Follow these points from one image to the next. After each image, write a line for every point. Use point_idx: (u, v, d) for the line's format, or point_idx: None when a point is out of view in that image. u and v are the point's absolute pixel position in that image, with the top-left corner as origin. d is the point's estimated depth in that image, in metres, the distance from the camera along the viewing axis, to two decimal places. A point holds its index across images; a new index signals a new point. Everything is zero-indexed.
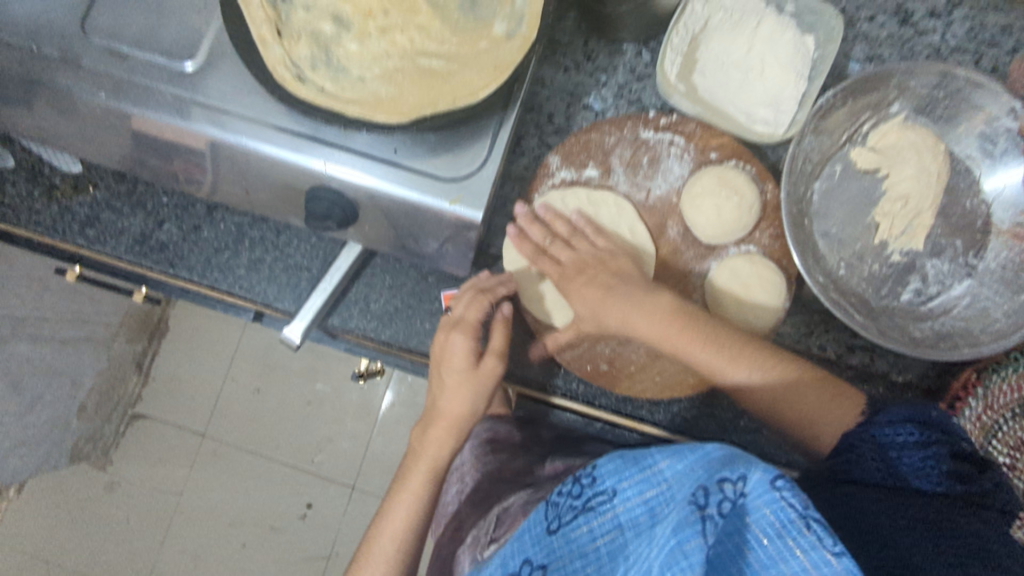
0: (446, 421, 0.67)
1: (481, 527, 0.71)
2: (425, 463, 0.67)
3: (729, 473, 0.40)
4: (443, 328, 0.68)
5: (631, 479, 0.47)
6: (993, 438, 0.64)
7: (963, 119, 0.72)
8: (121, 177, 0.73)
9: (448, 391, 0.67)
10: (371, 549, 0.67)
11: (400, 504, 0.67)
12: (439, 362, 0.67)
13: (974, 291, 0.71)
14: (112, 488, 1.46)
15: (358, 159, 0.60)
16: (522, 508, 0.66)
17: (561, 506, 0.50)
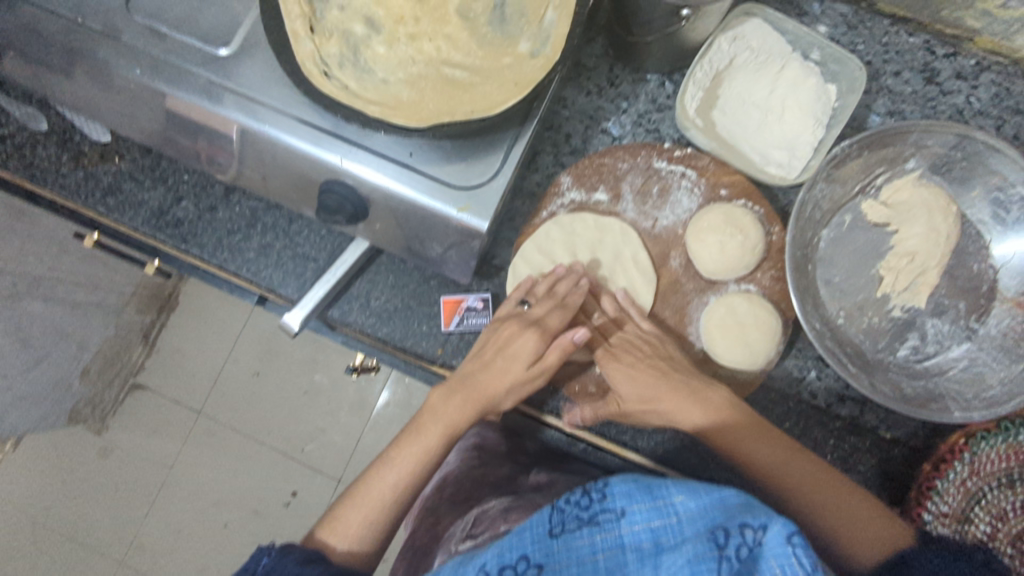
0: (482, 394, 0.65)
1: (456, 526, 0.70)
2: (444, 424, 0.64)
3: (752, 521, 0.43)
4: (513, 321, 0.68)
5: (641, 503, 0.48)
6: (977, 504, 0.66)
7: (978, 184, 0.72)
8: (146, 152, 0.76)
9: (491, 371, 0.65)
10: (364, 492, 0.61)
11: (406, 462, 0.62)
12: (500, 346, 0.67)
13: (973, 355, 0.70)
14: (105, 453, 1.48)
15: (374, 159, 0.62)
16: (501, 513, 0.65)
17: (567, 514, 0.50)
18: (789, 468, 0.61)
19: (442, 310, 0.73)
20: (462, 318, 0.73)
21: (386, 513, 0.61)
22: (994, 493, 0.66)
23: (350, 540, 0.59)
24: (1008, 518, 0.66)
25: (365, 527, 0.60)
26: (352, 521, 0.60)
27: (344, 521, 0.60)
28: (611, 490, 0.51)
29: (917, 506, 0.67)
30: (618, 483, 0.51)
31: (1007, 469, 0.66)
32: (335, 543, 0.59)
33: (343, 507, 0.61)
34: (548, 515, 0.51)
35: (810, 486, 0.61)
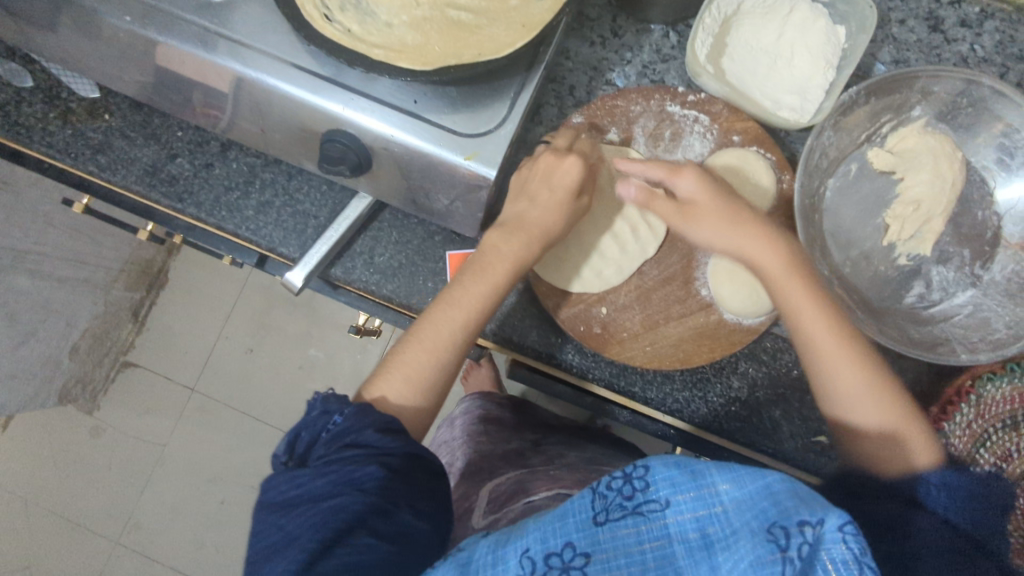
0: (540, 231, 0.65)
1: (471, 500, 0.70)
2: (509, 261, 0.64)
3: (807, 514, 0.36)
4: (546, 153, 0.67)
5: (686, 492, 0.42)
6: (982, 446, 0.65)
7: (983, 130, 0.72)
8: (137, 107, 0.73)
9: (544, 208, 0.66)
10: (432, 336, 0.62)
11: (472, 300, 0.63)
12: (543, 176, 0.66)
13: (977, 300, 0.71)
14: (98, 432, 1.46)
15: (377, 107, 0.60)
16: (519, 485, 0.67)
17: (609, 500, 0.45)
18: (847, 374, 0.60)
19: (447, 265, 0.72)
20: None
21: (454, 356, 0.62)
22: (999, 435, 0.65)
23: (418, 385, 0.61)
24: (1014, 458, 0.63)
25: (434, 371, 0.61)
26: (416, 366, 0.61)
27: (413, 367, 0.61)
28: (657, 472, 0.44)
29: None
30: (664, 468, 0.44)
31: (1011, 412, 0.66)
32: (405, 389, 0.61)
33: (404, 348, 0.62)
34: (592, 498, 0.45)
35: (872, 397, 0.59)
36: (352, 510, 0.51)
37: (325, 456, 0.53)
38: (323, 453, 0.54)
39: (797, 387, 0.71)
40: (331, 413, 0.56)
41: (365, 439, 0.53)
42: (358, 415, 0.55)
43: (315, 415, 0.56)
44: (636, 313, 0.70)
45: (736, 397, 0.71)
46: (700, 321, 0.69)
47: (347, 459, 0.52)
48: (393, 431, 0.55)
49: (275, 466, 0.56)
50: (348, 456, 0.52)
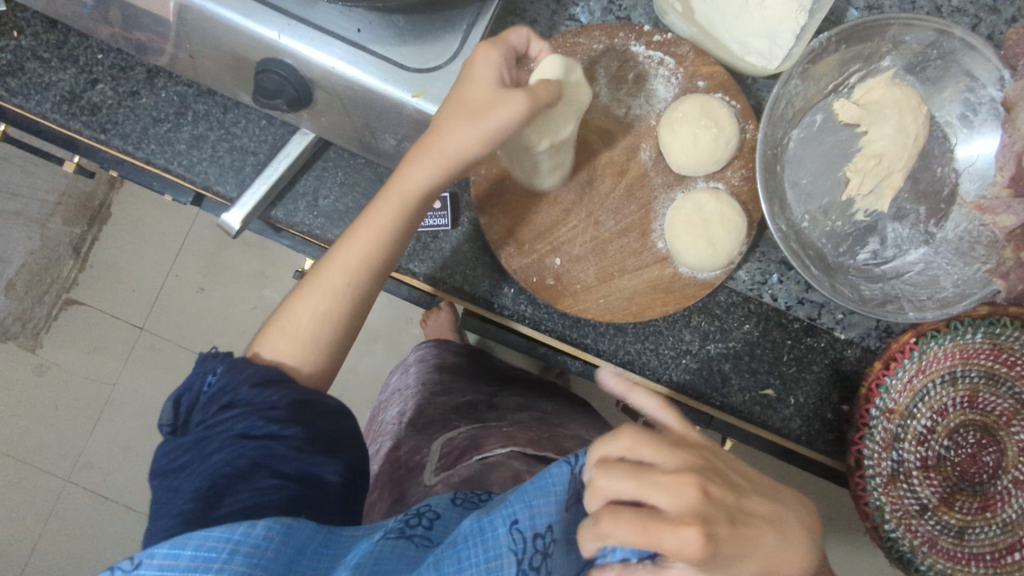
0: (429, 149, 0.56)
1: (423, 453, 0.68)
2: (394, 192, 0.58)
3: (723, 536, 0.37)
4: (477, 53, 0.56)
5: None
6: (921, 401, 0.68)
7: (950, 84, 0.71)
8: (52, 25, 0.66)
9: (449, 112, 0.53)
10: (316, 282, 0.60)
11: (356, 243, 0.59)
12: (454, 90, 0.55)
13: (929, 258, 0.71)
14: (41, 371, 1.40)
15: (316, 35, 0.54)
16: (473, 440, 0.66)
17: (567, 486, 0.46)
18: None
19: None
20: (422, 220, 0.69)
21: (335, 307, 0.60)
22: (937, 389, 0.68)
23: (297, 337, 0.60)
24: (947, 412, 0.68)
25: (315, 320, 0.60)
26: (303, 307, 0.60)
27: (294, 319, 0.60)
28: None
29: (865, 401, 0.69)
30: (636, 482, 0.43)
31: (950, 366, 0.68)
32: (285, 343, 0.60)
33: (299, 288, 0.61)
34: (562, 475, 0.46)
35: None
36: (243, 459, 0.50)
37: (206, 420, 0.52)
38: (201, 417, 0.53)
39: (747, 341, 0.71)
40: (207, 373, 0.55)
41: (242, 396, 0.52)
42: (234, 373, 0.54)
43: (192, 377, 0.55)
44: (591, 265, 0.68)
45: (686, 349, 0.71)
46: (654, 275, 0.68)
47: (228, 420, 0.51)
48: (272, 382, 0.54)
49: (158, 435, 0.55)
50: (228, 417, 0.51)
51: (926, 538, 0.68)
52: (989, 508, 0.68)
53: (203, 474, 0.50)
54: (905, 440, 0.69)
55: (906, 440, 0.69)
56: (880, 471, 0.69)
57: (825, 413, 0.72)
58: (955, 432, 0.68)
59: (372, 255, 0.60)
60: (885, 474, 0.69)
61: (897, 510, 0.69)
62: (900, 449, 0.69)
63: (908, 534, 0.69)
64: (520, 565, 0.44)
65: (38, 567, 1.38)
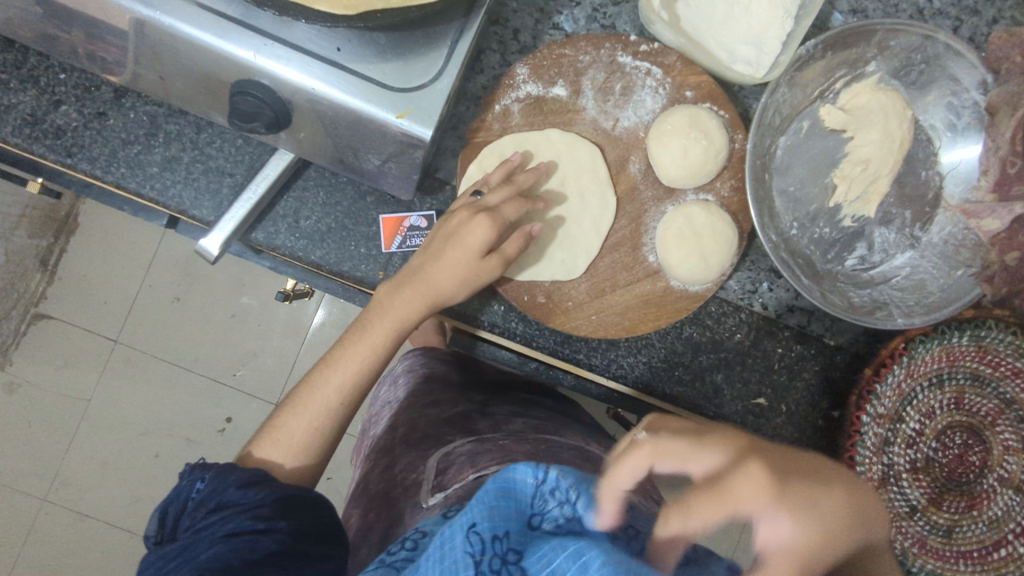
0: (426, 287, 0.60)
1: (418, 472, 0.64)
2: (392, 321, 0.60)
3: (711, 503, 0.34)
4: (462, 207, 0.62)
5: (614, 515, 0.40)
6: (909, 404, 0.67)
7: (934, 89, 0.71)
8: (9, 44, 0.62)
9: (439, 237, 0.61)
10: (308, 399, 0.58)
11: (350, 363, 0.59)
12: (447, 236, 0.61)
13: (915, 263, 0.72)
14: (12, 389, 1.35)
15: (294, 54, 0.52)
16: (469, 457, 0.60)
17: (543, 503, 0.41)
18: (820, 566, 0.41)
19: (381, 230, 0.67)
20: (405, 239, 0.67)
21: (329, 421, 0.58)
22: (925, 392, 0.67)
23: (291, 450, 0.57)
24: (935, 414, 0.67)
25: (309, 435, 0.58)
26: (297, 428, 0.57)
27: (287, 431, 0.57)
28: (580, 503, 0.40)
29: (856, 408, 0.69)
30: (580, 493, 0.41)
31: (938, 369, 0.67)
32: (276, 455, 0.57)
33: (284, 410, 0.58)
34: (530, 488, 0.41)
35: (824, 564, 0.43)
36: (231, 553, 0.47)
37: (195, 525, 0.49)
38: (190, 522, 0.50)
39: (738, 350, 0.71)
40: (193, 481, 0.52)
41: (230, 498, 0.50)
42: (221, 477, 0.52)
43: (178, 487, 0.52)
44: (582, 281, 0.68)
45: (680, 361, 0.70)
46: (645, 290, 0.68)
47: (217, 521, 0.49)
48: (258, 483, 0.52)
49: (147, 548, 0.51)
50: (216, 519, 0.49)
51: (916, 539, 0.68)
52: (975, 507, 0.67)
53: (196, 561, 0.47)
54: (895, 444, 0.68)
55: (895, 443, 0.68)
56: (871, 476, 0.68)
57: (816, 419, 0.72)
58: (942, 434, 0.67)
59: (371, 379, 0.61)
60: (876, 478, 0.68)
61: (888, 513, 0.68)
62: (891, 453, 0.68)
63: (900, 536, 0.68)
64: (477, 566, 0.36)
65: None
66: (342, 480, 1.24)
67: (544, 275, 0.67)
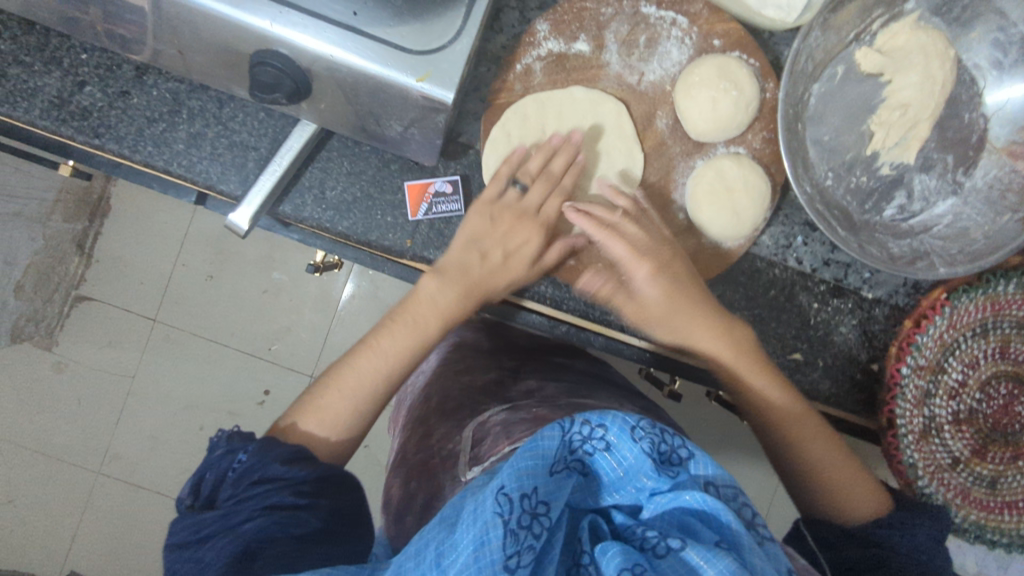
0: (474, 288, 0.65)
1: (456, 441, 0.63)
2: (440, 319, 0.64)
3: (712, 483, 0.42)
4: (509, 211, 0.65)
5: (624, 458, 0.43)
6: (951, 355, 0.66)
7: (978, 24, 0.67)
8: (31, 27, 0.62)
9: (485, 239, 0.65)
10: (352, 378, 0.61)
11: (397, 347, 0.63)
12: (498, 245, 0.65)
13: (957, 210, 0.69)
14: (61, 368, 1.41)
15: (310, 20, 0.51)
16: (504, 428, 0.59)
17: (558, 454, 0.42)
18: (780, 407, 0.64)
19: (408, 197, 0.66)
20: (431, 206, 0.67)
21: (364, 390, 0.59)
22: (969, 342, 0.66)
23: (336, 427, 0.60)
24: (979, 364, 0.66)
25: (353, 415, 0.61)
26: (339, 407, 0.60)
27: (332, 410, 0.60)
28: (618, 453, 0.43)
29: (896, 361, 0.67)
30: (637, 442, 0.42)
31: (981, 319, 0.66)
32: (319, 431, 0.60)
33: (329, 391, 0.61)
34: (552, 443, 0.42)
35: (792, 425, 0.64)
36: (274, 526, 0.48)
37: (235, 496, 0.50)
38: (230, 493, 0.51)
39: (773, 307, 0.70)
40: (235, 453, 0.53)
41: (273, 472, 0.51)
42: (263, 450, 0.53)
43: (217, 457, 0.53)
44: None
45: None
46: (676, 249, 0.67)
47: (262, 492, 0.50)
48: (301, 458, 0.53)
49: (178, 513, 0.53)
50: (259, 492, 0.50)
51: (959, 491, 0.67)
52: (1020, 456, 0.67)
53: (239, 530, 0.48)
54: (937, 396, 0.66)
55: (937, 396, 0.66)
56: (911, 428, 0.66)
57: (855, 374, 0.71)
58: (987, 384, 0.66)
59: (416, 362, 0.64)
60: (917, 430, 0.67)
61: (929, 465, 0.67)
62: (932, 406, 0.66)
63: (941, 488, 0.66)
64: (508, 525, 0.38)
65: (79, 558, 1.41)
66: (380, 447, 1.27)
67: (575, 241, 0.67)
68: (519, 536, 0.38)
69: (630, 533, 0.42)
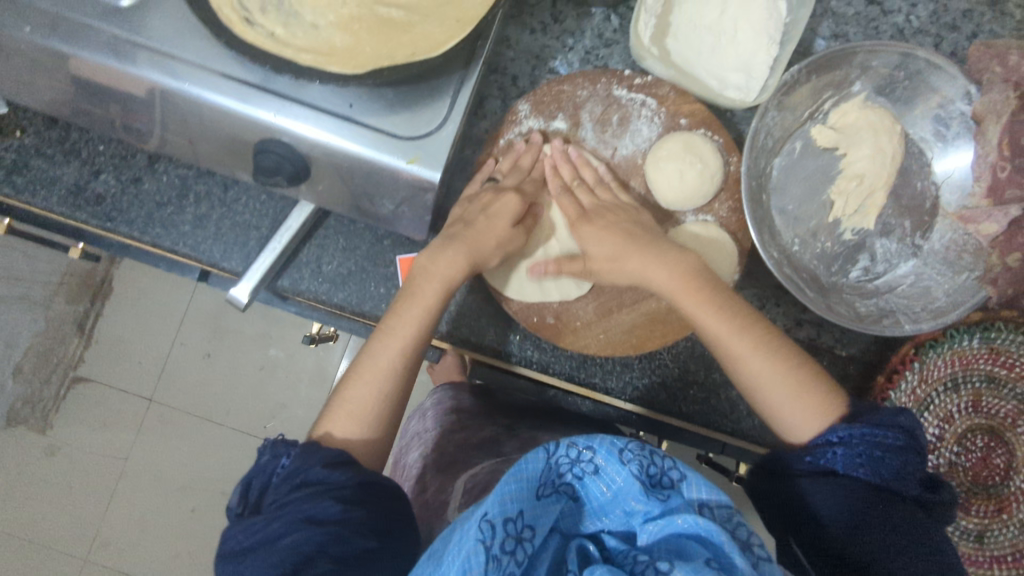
0: (468, 247, 0.65)
1: (447, 493, 0.66)
2: (440, 282, 0.63)
3: (705, 497, 0.44)
4: (489, 190, 0.69)
5: (614, 478, 0.46)
6: (927, 410, 0.69)
7: (920, 103, 0.74)
8: (52, 123, 0.68)
9: (473, 212, 0.67)
10: (370, 365, 0.61)
11: (408, 328, 0.62)
12: (480, 209, 0.67)
13: (919, 270, 0.73)
14: (53, 452, 1.39)
15: (310, 112, 0.56)
16: (493, 473, 0.62)
17: (548, 473, 0.46)
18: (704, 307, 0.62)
19: (398, 269, 0.70)
20: None
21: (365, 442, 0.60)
22: (941, 397, 0.69)
23: (365, 419, 0.59)
24: (954, 418, 0.69)
25: (378, 402, 0.60)
26: (364, 397, 0.60)
27: (356, 401, 0.60)
28: (606, 476, 0.46)
29: None
30: (625, 465, 0.45)
31: (952, 373, 0.69)
32: (354, 429, 0.59)
33: (350, 387, 0.61)
34: (540, 462, 0.46)
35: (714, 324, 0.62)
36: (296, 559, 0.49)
37: (280, 500, 0.51)
38: (274, 498, 0.52)
39: None
40: (279, 457, 0.54)
41: (315, 476, 0.53)
42: (305, 455, 0.54)
43: (263, 462, 0.55)
44: (589, 302, 0.70)
45: (691, 378, 0.72)
46: (650, 308, 0.69)
47: (298, 502, 0.50)
48: (341, 464, 0.54)
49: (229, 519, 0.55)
50: (300, 497, 0.51)
51: None
52: (1005, 510, 0.69)
53: (276, 547, 0.49)
54: None
55: None
56: None
57: None
58: (963, 438, 0.69)
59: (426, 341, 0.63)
60: None
61: None
62: None
63: None
64: (489, 550, 0.41)
65: None
66: None
67: (529, 294, 0.70)
68: (501, 561, 0.41)
69: (621, 558, 0.44)
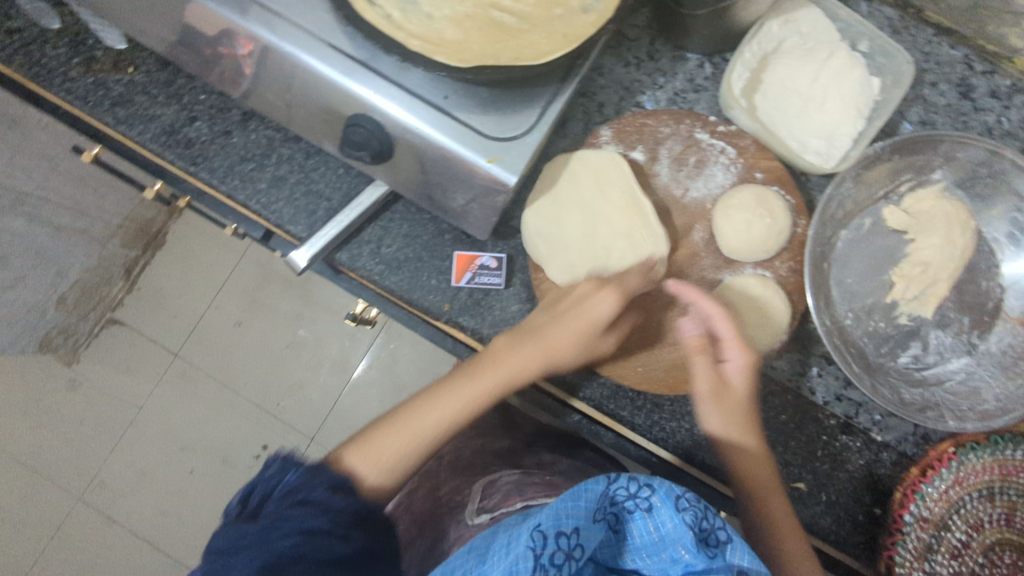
0: (546, 347, 0.61)
1: (463, 495, 0.66)
2: (506, 376, 0.60)
3: (746, 564, 0.42)
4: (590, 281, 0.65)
5: (666, 522, 0.44)
6: (957, 514, 0.67)
7: (1000, 203, 0.73)
8: (163, 65, 0.72)
9: (566, 314, 0.62)
10: (411, 423, 0.57)
11: (461, 399, 0.58)
12: (574, 301, 0.63)
13: (970, 369, 0.72)
14: (74, 386, 1.42)
15: (406, 97, 0.58)
16: (516, 486, 0.64)
17: (603, 501, 0.45)
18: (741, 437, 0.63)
19: (454, 264, 0.72)
20: (475, 275, 0.71)
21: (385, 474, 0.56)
22: (974, 503, 0.67)
23: (381, 468, 0.55)
24: (984, 528, 0.67)
25: (400, 459, 0.56)
26: (389, 447, 0.56)
27: (381, 446, 0.56)
28: (658, 517, 0.44)
29: (899, 507, 0.68)
30: (679, 511, 0.43)
31: (989, 481, 0.67)
32: (365, 469, 0.55)
33: (381, 427, 0.57)
34: (598, 488, 0.45)
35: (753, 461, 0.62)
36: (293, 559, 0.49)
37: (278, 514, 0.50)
38: (273, 509, 0.50)
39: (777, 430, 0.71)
40: (285, 470, 0.52)
41: (318, 496, 0.51)
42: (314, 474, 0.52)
43: (267, 473, 0.52)
44: (633, 333, 0.70)
45: None
46: None
47: (298, 515, 0.49)
48: (344, 489, 0.53)
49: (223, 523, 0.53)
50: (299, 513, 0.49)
51: None
52: None
53: (268, 547, 0.47)
54: (939, 552, 0.67)
55: (939, 553, 0.67)
56: None
57: (857, 514, 0.70)
58: (990, 550, 0.67)
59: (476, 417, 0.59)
60: None
61: None
62: (933, 561, 0.67)
63: None
64: (539, 559, 0.40)
65: None
66: None
67: None
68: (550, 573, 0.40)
69: None
